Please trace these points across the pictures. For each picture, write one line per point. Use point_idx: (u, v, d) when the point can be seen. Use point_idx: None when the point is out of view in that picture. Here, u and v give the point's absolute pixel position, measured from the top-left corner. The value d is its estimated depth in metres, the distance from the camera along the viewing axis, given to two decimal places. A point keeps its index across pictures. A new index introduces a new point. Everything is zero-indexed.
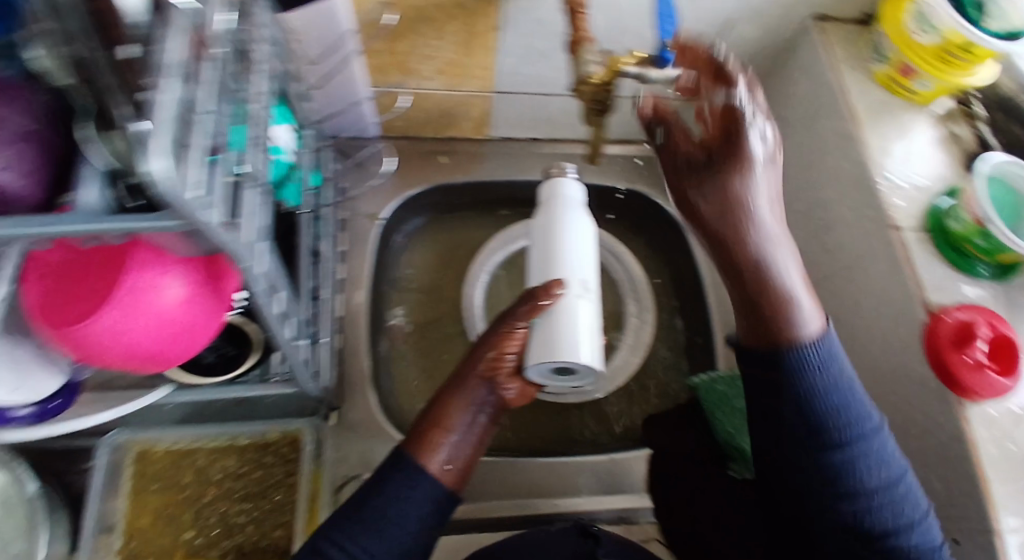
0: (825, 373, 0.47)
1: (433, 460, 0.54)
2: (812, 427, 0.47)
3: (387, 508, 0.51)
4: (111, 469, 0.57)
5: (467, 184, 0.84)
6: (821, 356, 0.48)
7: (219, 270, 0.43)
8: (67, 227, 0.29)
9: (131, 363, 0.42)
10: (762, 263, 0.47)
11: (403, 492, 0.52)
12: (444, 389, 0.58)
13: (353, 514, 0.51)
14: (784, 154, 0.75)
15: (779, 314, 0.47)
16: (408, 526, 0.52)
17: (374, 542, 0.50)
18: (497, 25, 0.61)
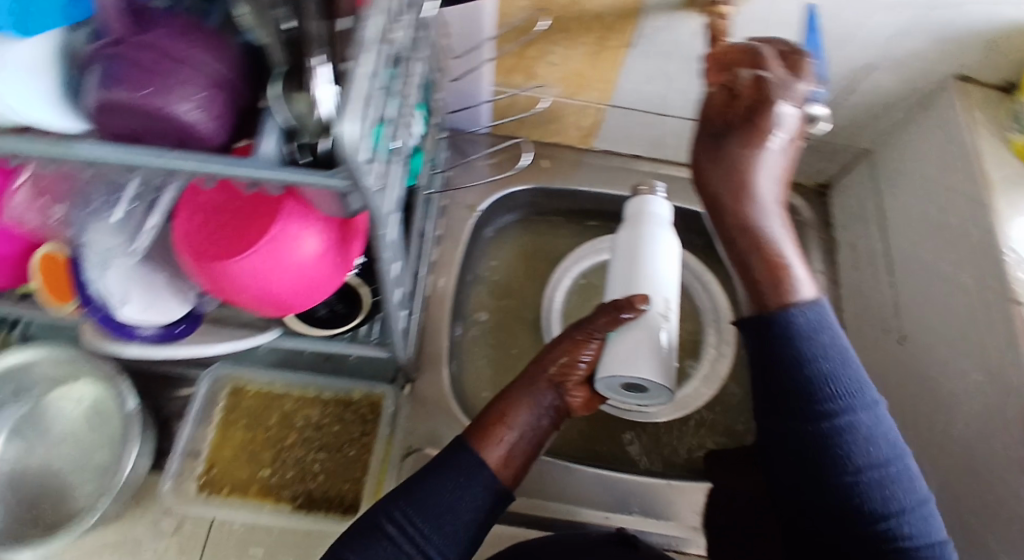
0: (816, 338, 0.47)
1: (494, 449, 0.54)
2: (803, 395, 0.47)
3: (445, 494, 0.51)
4: (208, 399, 0.62)
5: (562, 191, 0.82)
6: (810, 321, 0.48)
7: (351, 232, 0.46)
8: (252, 172, 0.33)
9: (259, 302, 0.46)
10: (759, 228, 0.50)
11: (461, 479, 0.52)
12: (512, 386, 0.58)
13: (411, 491, 0.51)
14: (897, 209, 0.72)
15: (774, 277, 0.49)
16: (463, 516, 0.51)
17: (429, 524, 0.50)
18: (629, 42, 0.59)
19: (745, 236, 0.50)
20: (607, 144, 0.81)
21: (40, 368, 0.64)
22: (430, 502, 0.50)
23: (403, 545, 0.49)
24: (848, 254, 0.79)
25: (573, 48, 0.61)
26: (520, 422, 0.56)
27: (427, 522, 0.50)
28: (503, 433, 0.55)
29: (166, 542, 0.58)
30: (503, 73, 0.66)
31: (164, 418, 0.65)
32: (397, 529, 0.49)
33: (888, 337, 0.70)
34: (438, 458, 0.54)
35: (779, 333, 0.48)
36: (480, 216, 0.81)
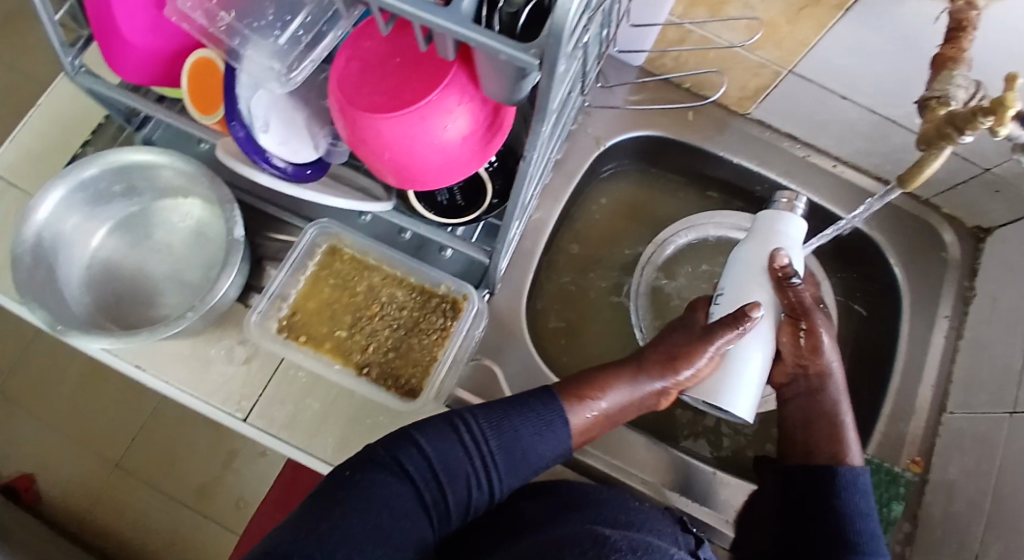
0: (865, 501, 0.57)
1: (578, 412, 0.56)
2: (845, 539, 0.55)
3: (525, 433, 0.53)
4: (309, 250, 0.63)
5: (697, 149, 0.77)
6: (860, 486, 0.58)
7: (499, 118, 0.44)
8: (446, 23, 0.30)
9: (388, 167, 0.45)
10: (834, 409, 0.61)
11: (543, 428, 0.54)
12: (607, 365, 0.61)
13: (495, 411, 0.54)
14: None
15: (835, 435, 0.60)
16: (529, 456, 0.53)
17: (501, 447, 0.52)
18: (845, 4, 0.52)
19: (820, 410, 0.62)
20: (764, 114, 0.74)
21: (157, 176, 0.66)
22: (509, 432, 0.53)
23: (472, 453, 0.51)
24: (986, 308, 0.71)
25: None
26: (610, 403, 0.58)
27: (500, 447, 0.52)
28: (594, 401, 0.57)
29: (234, 370, 0.62)
30: (686, 3, 0.60)
31: (256, 256, 0.67)
32: (473, 439, 0.52)
33: (999, 409, 0.63)
34: (524, 394, 0.56)
35: (834, 484, 0.58)
36: (604, 151, 0.77)
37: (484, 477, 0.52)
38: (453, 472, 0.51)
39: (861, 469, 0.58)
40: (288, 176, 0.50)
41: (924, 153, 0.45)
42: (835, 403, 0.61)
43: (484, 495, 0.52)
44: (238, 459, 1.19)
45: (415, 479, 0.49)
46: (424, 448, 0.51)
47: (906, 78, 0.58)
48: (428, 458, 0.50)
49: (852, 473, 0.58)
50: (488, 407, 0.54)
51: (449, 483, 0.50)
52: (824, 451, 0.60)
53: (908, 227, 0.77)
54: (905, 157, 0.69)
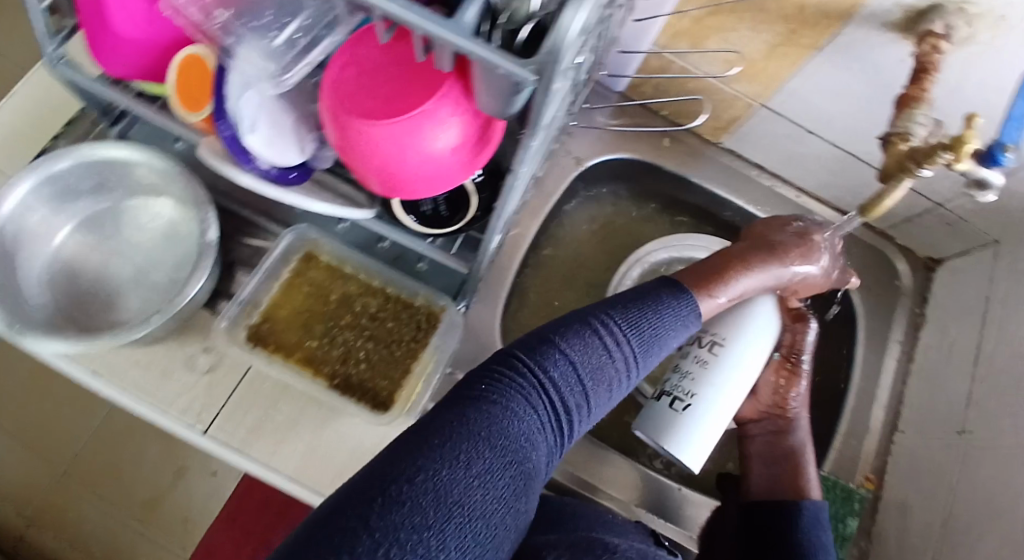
0: (820, 533, 0.59)
1: (708, 303, 0.59)
2: None
3: (661, 333, 0.54)
4: (283, 257, 0.62)
5: (671, 173, 0.80)
6: (817, 518, 0.60)
7: (489, 132, 0.45)
8: (448, 34, 0.31)
9: (377, 175, 0.45)
10: (798, 454, 0.64)
11: (679, 324, 0.56)
12: (722, 254, 0.62)
13: (630, 312, 0.54)
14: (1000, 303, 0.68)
15: (796, 475, 0.63)
16: (661, 353, 0.55)
17: (642, 349, 0.53)
18: (817, 44, 0.56)
19: (782, 452, 0.64)
20: (736, 144, 0.78)
21: (131, 173, 0.64)
22: (650, 334, 0.53)
23: (616, 354, 0.51)
24: (936, 335, 0.75)
25: (757, 31, 0.57)
26: (741, 289, 0.60)
27: (640, 347, 0.53)
28: (726, 288, 0.60)
29: (197, 378, 0.60)
30: (672, 34, 0.63)
31: (227, 261, 0.65)
32: (614, 339, 0.51)
33: (947, 430, 0.67)
34: (653, 291, 0.57)
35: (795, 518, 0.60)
36: (584, 171, 0.79)
37: (624, 378, 0.52)
38: (596, 375, 0.50)
39: (820, 504, 0.61)
40: (272, 178, 0.50)
41: (885, 183, 0.48)
42: (798, 445, 0.64)
43: (622, 390, 0.52)
44: (187, 475, 1.14)
45: (559, 387, 0.47)
46: (569, 354, 0.49)
47: (868, 114, 0.62)
48: (573, 364, 0.49)
49: (814, 507, 0.61)
50: (623, 308, 0.54)
51: (591, 387, 0.49)
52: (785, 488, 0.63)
53: (864, 256, 0.81)
54: (865, 189, 0.73)
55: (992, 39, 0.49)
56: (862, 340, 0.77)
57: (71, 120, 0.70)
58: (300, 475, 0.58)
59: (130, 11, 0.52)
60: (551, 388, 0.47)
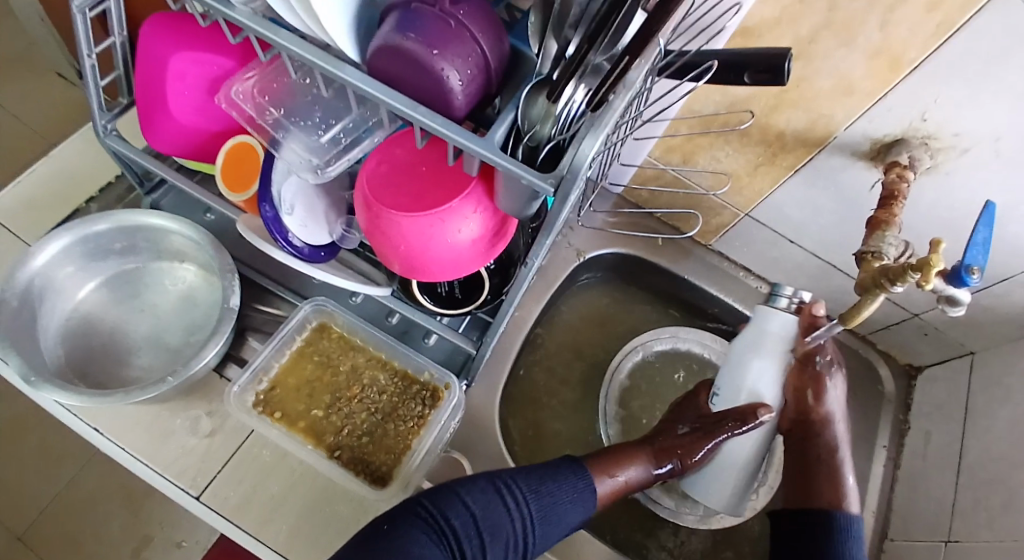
0: (855, 542, 0.60)
1: (606, 483, 0.62)
2: None
3: (560, 502, 0.57)
4: (299, 325, 0.64)
5: (665, 270, 0.86)
6: (851, 526, 0.61)
7: (506, 229, 0.50)
8: (480, 148, 0.37)
9: (400, 261, 0.50)
10: (833, 457, 0.64)
11: (575, 496, 0.59)
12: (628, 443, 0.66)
13: (534, 476, 0.58)
14: (972, 411, 0.72)
15: (833, 484, 0.63)
16: (560, 525, 0.57)
17: (541, 515, 0.56)
18: (795, 166, 0.66)
19: (818, 456, 0.65)
20: (724, 248, 0.86)
21: (159, 239, 0.68)
22: (548, 503, 0.57)
23: (516, 516, 0.55)
24: (918, 441, 0.78)
25: (742, 153, 0.68)
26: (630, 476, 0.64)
27: (539, 513, 0.56)
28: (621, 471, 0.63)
29: (196, 441, 0.62)
30: (664, 149, 0.73)
31: (240, 327, 0.68)
32: (514, 501, 0.55)
33: (933, 537, 0.68)
34: (557, 465, 0.61)
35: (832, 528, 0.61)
36: (583, 262, 0.86)
37: (522, 540, 0.55)
38: (494, 532, 0.54)
39: (856, 516, 0.62)
40: (303, 255, 0.54)
41: (862, 297, 0.52)
42: (833, 448, 0.64)
43: (519, 555, 0.55)
44: (151, 547, 1.10)
45: (457, 535, 0.52)
46: (470, 506, 0.53)
47: (845, 230, 0.70)
48: (473, 516, 0.53)
49: (848, 517, 0.62)
50: (528, 471, 0.58)
51: (489, 541, 0.54)
52: (821, 495, 0.63)
53: (847, 360, 0.85)
54: (843, 291, 0.80)
55: (953, 171, 0.57)
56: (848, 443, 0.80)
57: (106, 185, 0.75)
58: (288, 550, 0.58)
59: (185, 102, 0.57)
60: (450, 535, 0.52)
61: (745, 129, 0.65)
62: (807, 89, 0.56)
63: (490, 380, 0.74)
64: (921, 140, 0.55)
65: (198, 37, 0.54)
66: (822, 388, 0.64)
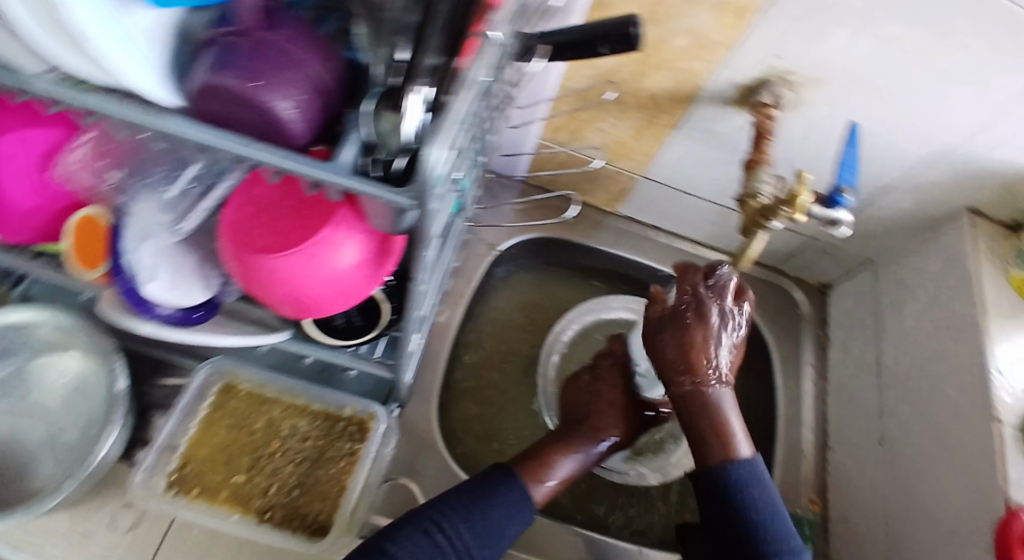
0: (750, 491, 0.53)
1: (540, 489, 0.58)
2: (749, 536, 0.51)
3: (495, 521, 0.52)
4: (200, 393, 0.60)
5: (579, 246, 0.87)
6: (746, 474, 0.53)
7: (390, 247, 0.47)
8: (327, 176, 0.35)
9: (284, 302, 0.47)
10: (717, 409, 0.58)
11: (512, 510, 0.54)
12: (552, 435, 0.63)
13: (463, 503, 0.52)
14: (880, 316, 0.77)
15: (721, 438, 0.54)
16: (502, 543, 0.53)
17: (476, 542, 0.51)
18: (676, 124, 0.67)
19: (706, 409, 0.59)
20: (631, 211, 0.87)
21: (33, 332, 0.63)
22: (481, 525, 0.51)
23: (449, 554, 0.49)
24: (839, 353, 0.82)
25: (624, 119, 0.69)
26: (563, 472, 0.60)
27: (473, 541, 0.51)
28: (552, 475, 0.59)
29: (119, 539, 0.56)
30: (552, 130, 0.74)
31: (144, 407, 0.64)
32: (445, 537, 0.50)
33: (868, 439, 0.72)
34: (486, 481, 0.55)
35: (723, 483, 0.53)
36: (498, 255, 0.85)
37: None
38: None
39: (751, 460, 0.54)
40: (174, 322, 0.52)
41: (746, 239, 0.56)
42: (720, 411, 0.54)
43: None
44: None
45: None
46: (396, 555, 0.48)
47: (733, 175, 0.72)
48: None
49: (738, 465, 0.53)
50: (456, 500, 0.53)
51: None
52: (710, 454, 0.54)
53: (763, 293, 0.88)
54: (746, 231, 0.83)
55: (815, 101, 0.59)
56: (780, 370, 0.83)
57: None
58: None
59: (20, 183, 0.51)
60: None
61: (621, 96, 0.66)
62: (666, 49, 0.57)
63: (425, 395, 0.72)
64: (779, 78, 0.57)
65: (14, 112, 0.48)
66: (719, 423, 0.54)
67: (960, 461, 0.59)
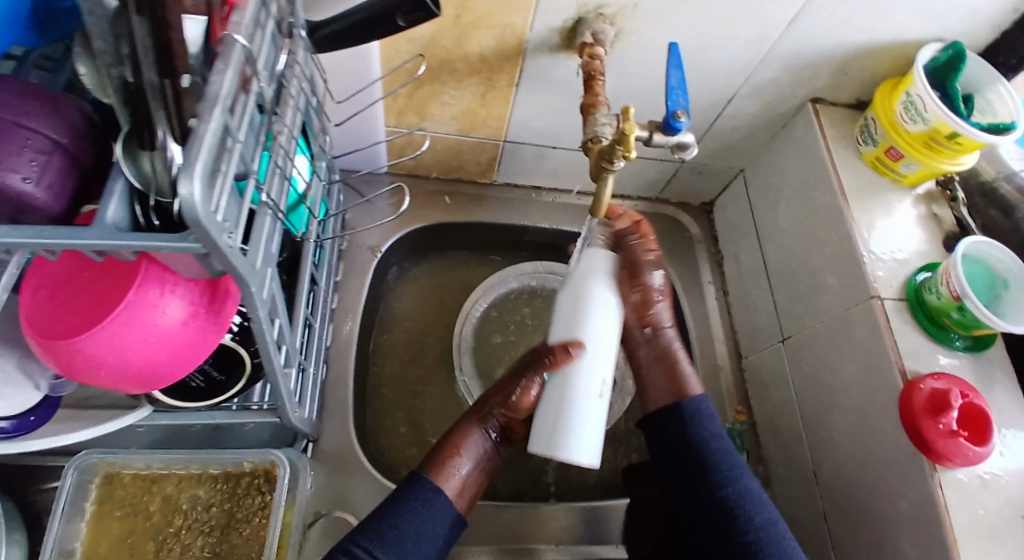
0: (708, 423, 0.58)
1: (448, 479, 0.56)
2: (704, 468, 0.56)
3: (407, 526, 0.51)
4: (79, 489, 0.55)
5: (465, 225, 0.84)
6: (699, 409, 0.58)
7: (219, 292, 0.43)
8: (86, 242, 0.30)
9: (122, 383, 0.42)
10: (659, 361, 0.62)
11: (422, 508, 0.53)
12: (461, 420, 0.62)
13: (371, 523, 0.51)
14: (760, 220, 0.78)
15: (674, 376, 0.60)
16: (424, 546, 0.51)
17: (392, 555, 0.50)
18: (515, 82, 0.65)
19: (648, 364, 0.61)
20: (507, 177, 0.84)
21: None
22: (395, 535, 0.50)
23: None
24: (733, 264, 0.84)
25: (463, 89, 0.66)
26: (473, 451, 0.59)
27: (391, 554, 0.50)
28: (463, 462, 0.58)
29: None
30: (395, 114, 0.69)
31: (34, 517, 0.59)
32: None
33: (773, 340, 0.74)
34: (394, 493, 0.54)
35: (680, 420, 0.58)
36: (383, 256, 0.80)
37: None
38: None
39: (703, 397, 0.60)
40: (8, 433, 0.47)
41: (597, 185, 0.54)
42: (674, 352, 0.61)
43: None
44: None
45: None
46: None
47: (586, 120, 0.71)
48: None
49: (696, 402, 0.59)
50: (364, 525, 0.51)
51: None
52: (666, 391, 0.60)
53: (654, 223, 0.88)
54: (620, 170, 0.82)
55: (636, 28, 0.57)
56: (685, 294, 0.84)
57: None
58: None
59: None
60: None
61: (451, 65, 0.62)
62: (474, 6, 0.54)
63: (339, 420, 0.68)
64: (595, 12, 0.55)
65: None
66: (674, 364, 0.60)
67: (855, 342, 0.61)
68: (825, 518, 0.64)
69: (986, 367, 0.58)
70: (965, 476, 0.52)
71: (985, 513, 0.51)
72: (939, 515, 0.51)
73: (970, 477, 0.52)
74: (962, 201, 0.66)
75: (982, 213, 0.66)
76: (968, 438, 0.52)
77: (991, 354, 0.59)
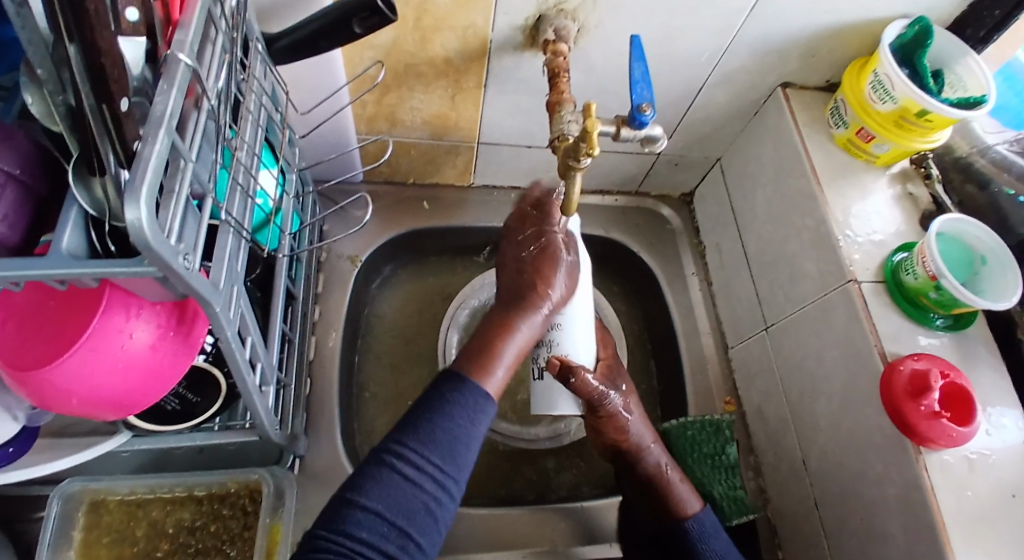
0: (715, 541, 0.57)
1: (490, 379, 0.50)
2: None
3: (457, 426, 0.46)
4: (64, 519, 0.55)
5: (446, 229, 0.84)
6: (703, 529, 0.57)
7: (188, 313, 0.43)
8: (42, 270, 0.30)
9: (94, 409, 0.41)
10: (658, 475, 0.60)
11: (473, 413, 0.47)
12: (499, 314, 0.54)
13: (420, 424, 0.45)
14: (738, 209, 0.78)
15: (669, 499, 0.59)
16: (473, 446, 0.47)
17: (445, 458, 0.45)
18: (482, 83, 0.65)
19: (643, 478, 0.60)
20: (485, 179, 0.84)
21: None
22: (445, 438, 0.45)
23: (422, 484, 0.44)
24: (715, 253, 0.84)
25: (431, 93, 0.65)
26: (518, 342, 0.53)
27: (442, 457, 0.45)
28: (499, 359, 0.51)
29: None
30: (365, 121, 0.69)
31: (24, 548, 0.58)
32: (412, 467, 0.44)
33: (756, 329, 0.74)
34: (430, 392, 0.48)
35: (686, 543, 0.57)
36: (364, 266, 0.79)
37: (442, 496, 0.45)
38: (406, 510, 0.44)
39: (704, 514, 0.58)
40: None
41: (565, 184, 0.54)
42: (658, 466, 0.60)
43: (450, 505, 0.46)
44: None
45: (368, 551, 0.41)
46: (367, 505, 0.43)
47: None
48: (376, 512, 0.43)
49: (698, 522, 0.58)
50: (412, 423, 0.46)
51: (411, 522, 0.43)
52: (669, 512, 0.58)
53: (635, 217, 0.88)
54: (595, 167, 0.82)
55: (598, 22, 0.57)
56: (668, 286, 0.84)
57: None
58: None
59: None
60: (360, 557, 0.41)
61: (417, 69, 0.62)
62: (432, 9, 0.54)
63: (325, 435, 0.68)
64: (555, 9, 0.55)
65: None
66: (665, 482, 0.59)
67: (834, 325, 0.61)
68: (817, 506, 0.64)
69: (967, 343, 0.59)
70: (950, 457, 0.52)
71: (973, 493, 0.51)
72: (925, 499, 0.51)
73: (956, 457, 0.52)
74: (936, 177, 0.66)
75: (959, 188, 0.66)
76: (950, 418, 0.52)
77: (972, 330, 0.59)
